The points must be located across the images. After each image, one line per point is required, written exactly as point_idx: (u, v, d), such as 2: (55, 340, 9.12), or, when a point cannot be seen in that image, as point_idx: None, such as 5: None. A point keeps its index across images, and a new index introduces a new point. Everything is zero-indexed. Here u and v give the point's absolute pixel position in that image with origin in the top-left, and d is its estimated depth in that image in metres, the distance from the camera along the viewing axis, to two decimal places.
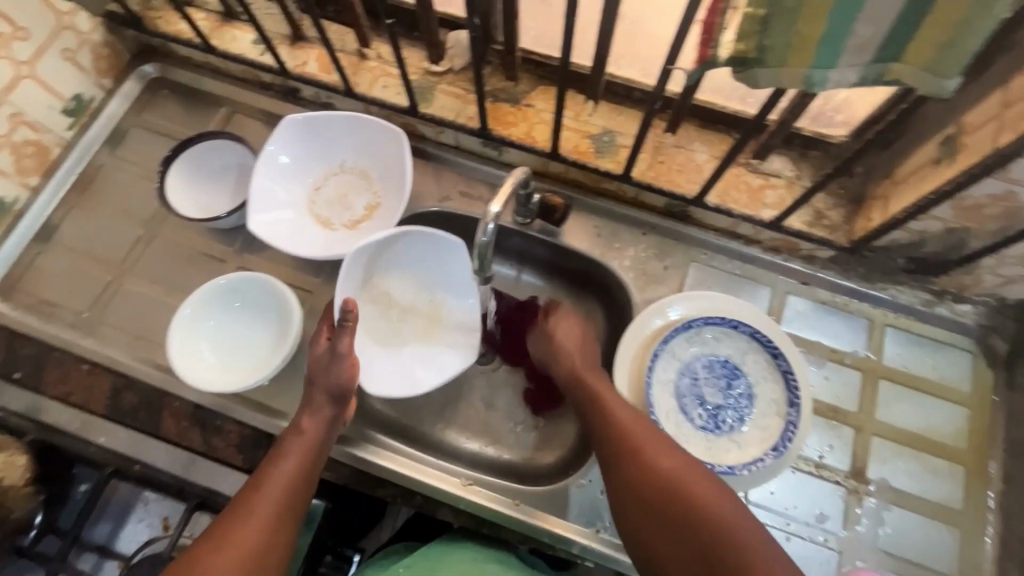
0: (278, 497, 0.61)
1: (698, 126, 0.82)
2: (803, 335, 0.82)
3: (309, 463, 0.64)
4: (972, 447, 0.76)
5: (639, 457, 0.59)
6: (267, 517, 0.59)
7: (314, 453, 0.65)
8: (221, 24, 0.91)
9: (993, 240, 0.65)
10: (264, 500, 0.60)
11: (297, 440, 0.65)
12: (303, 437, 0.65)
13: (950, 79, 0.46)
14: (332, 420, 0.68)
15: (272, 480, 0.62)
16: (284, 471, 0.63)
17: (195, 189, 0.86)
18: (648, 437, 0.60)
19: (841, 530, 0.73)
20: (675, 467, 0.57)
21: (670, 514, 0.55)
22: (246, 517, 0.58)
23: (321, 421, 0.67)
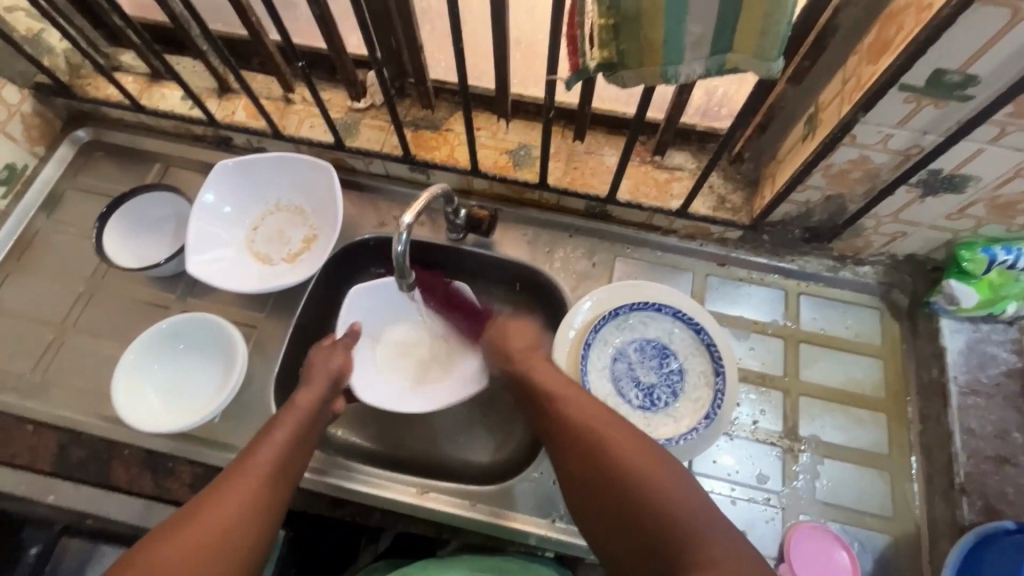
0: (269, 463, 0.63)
1: (604, 132, 0.90)
2: (726, 312, 0.87)
3: (301, 433, 0.67)
4: (891, 394, 0.82)
5: (583, 429, 0.63)
6: (254, 485, 0.60)
7: (307, 429, 0.68)
8: (150, 84, 0.95)
9: (864, 201, 0.73)
10: (257, 466, 0.62)
11: (288, 415, 0.68)
12: (296, 410, 0.69)
13: (775, 62, 0.53)
14: (323, 398, 0.72)
15: (266, 448, 0.64)
16: (278, 439, 0.65)
17: (133, 243, 0.89)
18: (593, 418, 0.63)
19: (782, 487, 0.77)
20: (620, 441, 0.60)
21: (617, 475, 0.57)
22: (239, 481, 0.60)
23: (314, 397, 0.71)
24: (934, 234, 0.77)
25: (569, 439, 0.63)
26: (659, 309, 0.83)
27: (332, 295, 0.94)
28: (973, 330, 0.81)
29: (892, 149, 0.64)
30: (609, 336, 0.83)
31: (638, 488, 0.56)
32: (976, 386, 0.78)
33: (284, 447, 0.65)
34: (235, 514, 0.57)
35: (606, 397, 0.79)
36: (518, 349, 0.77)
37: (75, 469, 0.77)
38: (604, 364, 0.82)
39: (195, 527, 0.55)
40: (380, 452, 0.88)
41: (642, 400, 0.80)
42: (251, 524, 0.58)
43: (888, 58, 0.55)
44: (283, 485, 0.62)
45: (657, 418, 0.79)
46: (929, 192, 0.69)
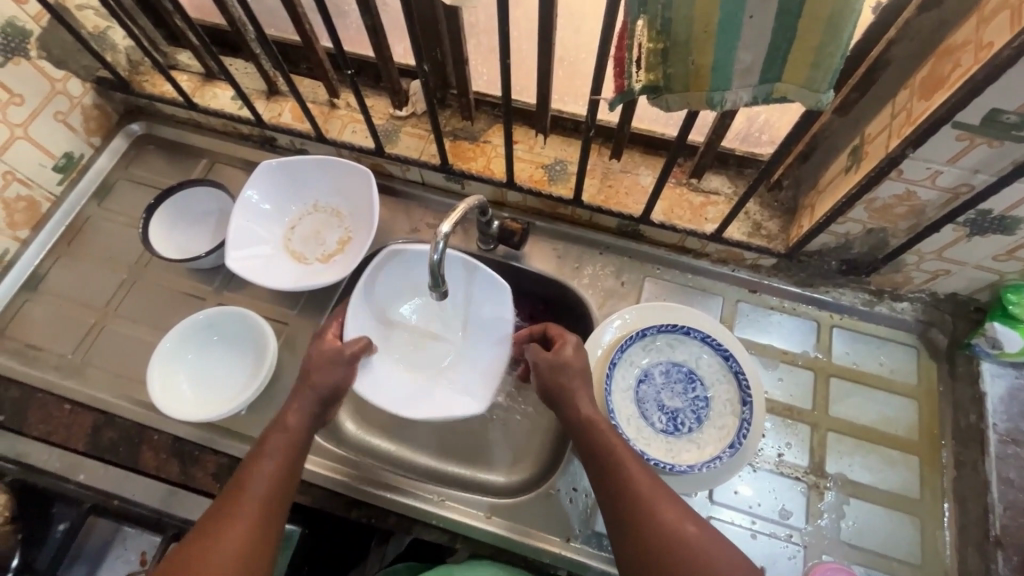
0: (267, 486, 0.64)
1: (641, 152, 0.90)
2: (755, 340, 0.86)
3: (291, 463, 0.67)
4: (925, 437, 0.80)
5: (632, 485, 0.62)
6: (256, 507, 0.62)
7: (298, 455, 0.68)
8: (203, 83, 0.99)
9: (907, 237, 0.72)
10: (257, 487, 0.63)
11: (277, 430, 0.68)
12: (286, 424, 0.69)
13: (825, 93, 0.52)
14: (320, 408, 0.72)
15: (262, 472, 0.64)
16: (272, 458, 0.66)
17: (176, 235, 0.92)
18: (641, 476, 0.63)
19: (805, 525, 0.75)
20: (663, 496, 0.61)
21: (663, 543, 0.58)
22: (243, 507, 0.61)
23: (302, 416, 0.70)
24: (980, 275, 0.75)
25: (613, 487, 0.63)
26: (690, 334, 0.83)
27: None
28: (1016, 376, 0.78)
29: (941, 186, 0.63)
30: (635, 357, 0.83)
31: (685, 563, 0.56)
32: (1017, 436, 0.75)
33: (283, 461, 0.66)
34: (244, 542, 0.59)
35: (629, 419, 0.79)
36: (555, 381, 0.71)
37: (107, 451, 0.79)
38: (628, 386, 0.81)
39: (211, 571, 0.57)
40: (398, 456, 0.89)
41: (664, 424, 0.80)
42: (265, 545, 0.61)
43: (942, 94, 0.54)
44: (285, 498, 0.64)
45: (680, 444, 0.78)
46: (977, 232, 0.67)
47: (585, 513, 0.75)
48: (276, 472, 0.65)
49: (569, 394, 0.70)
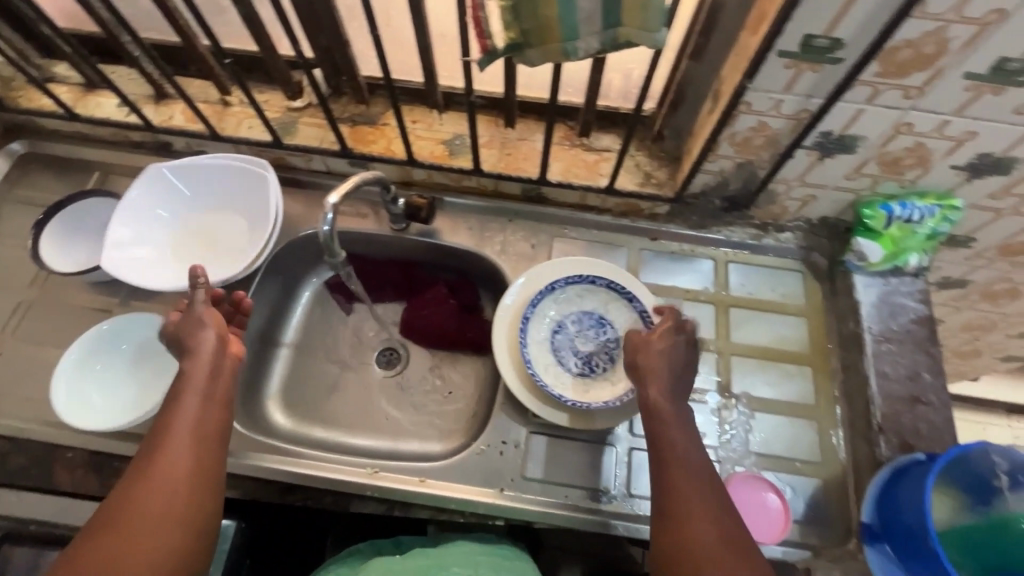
0: (181, 463, 0.60)
1: (535, 119, 0.94)
2: (659, 283, 0.92)
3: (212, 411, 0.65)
4: (815, 349, 0.88)
5: (672, 479, 0.63)
6: (169, 486, 0.58)
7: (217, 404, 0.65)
8: (85, 93, 0.96)
9: (771, 167, 0.79)
10: (170, 462, 0.59)
11: (192, 382, 0.65)
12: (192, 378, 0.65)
13: (660, 33, 0.57)
14: (218, 350, 0.68)
15: (171, 445, 0.60)
16: (180, 427, 0.62)
17: (71, 250, 0.88)
18: (690, 480, 0.63)
19: (718, 442, 0.81)
20: (701, 496, 0.62)
21: (685, 528, 0.60)
22: (152, 485, 0.58)
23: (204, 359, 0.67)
24: (840, 195, 0.83)
25: (664, 475, 0.64)
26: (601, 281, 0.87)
27: (280, 291, 0.96)
28: (884, 283, 0.87)
29: (786, 114, 0.70)
30: (551, 308, 0.87)
31: (696, 551, 0.59)
32: (889, 334, 0.84)
33: (196, 427, 0.62)
34: (161, 523, 0.57)
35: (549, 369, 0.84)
36: (671, 362, 0.70)
37: (17, 476, 0.76)
38: (547, 338, 0.85)
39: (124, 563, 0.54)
40: (334, 442, 0.90)
41: (581, 367, 0.85)
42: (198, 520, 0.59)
43: (764, 27, 0.61)
44: (214, 460, 0.62)
45: (595, 383, 0.83)
46: (826, 154, 0.75)
47: (515, 463, 0.78)
48: (187, 436, 0.61)
49: (648, 378, 0.69)
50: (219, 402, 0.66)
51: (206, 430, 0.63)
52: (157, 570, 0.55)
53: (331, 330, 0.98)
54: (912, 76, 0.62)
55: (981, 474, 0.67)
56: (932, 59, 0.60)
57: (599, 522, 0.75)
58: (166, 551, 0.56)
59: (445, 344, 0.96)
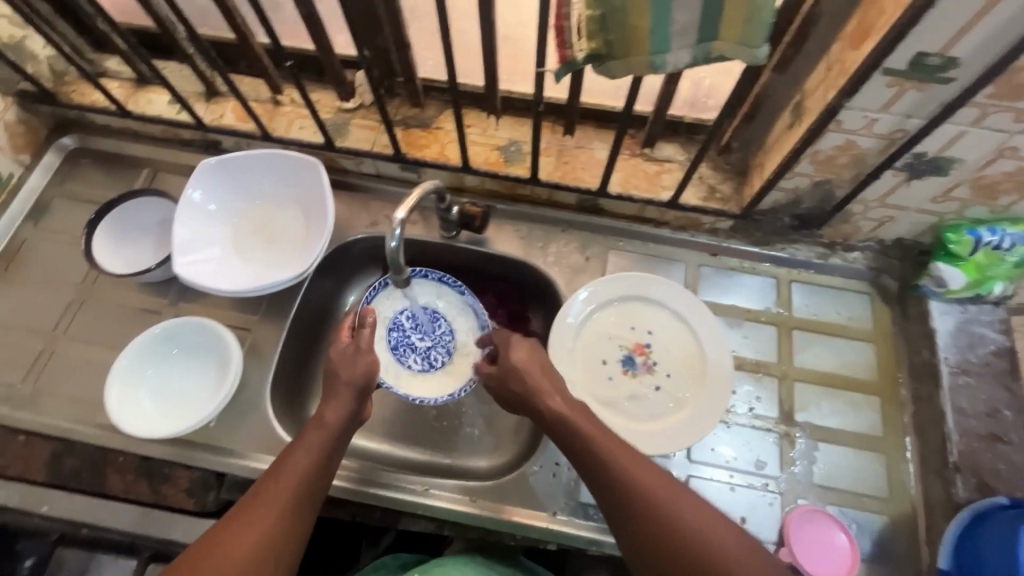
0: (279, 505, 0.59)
1: (594, 126, 0.90)
2: (719, 301, 0.88)
3: (326, 457, 0.64)
4: (884, 378, 0.83)
5: (619, 485, 0.60)
6: (264, 531, 0.57)
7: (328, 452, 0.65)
8: (136, 89, 0.95)
9: (852, 186, 0.74)
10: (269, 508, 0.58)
11: (317, 430, 0.65)
12: (321, 429, 0.65)
13: (760, 48, 0.53)
14: (352, 414, 0.68)
15: (279, 487, 0.60)
16: (291, 473, 0.61)
17: (122, 250, 0.88)
18: (649, 473, 0.61)
19: (780, 473, 0.78)
20: (657, 481, 0.60)
21: (656, 526, 0.57)
22: (250, 524, 0.57)
23: (341, 414, 0.67)
24: (922, 217, 0.78)
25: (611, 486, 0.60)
26: (656, 300, 0.85)
27: (327, 294, 0.94)
28: (962, 311, 0.82)
29: (878, 133, 0.65)
30: (603, 325, 0.85)
31: (682, 544, 0.56)
32: (967, 367, 0.79)
33: (309, 474, 0.62)
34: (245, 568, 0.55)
35: (603, 387, 0.81)
36: (532, 372, 0.69)
37: (69, 478, 0.76)
38: (599, 355, 0.83)
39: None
40: (381, 452, 0.88)
41: (421, 364, 0.88)
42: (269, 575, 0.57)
43: (870, 43, 0.56)
44: (310, 512, 0.61)
45: (442, 375, 0.88)
46: (915, 175, 0.70)
47: (568, 486, 0.76)
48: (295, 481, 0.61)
49: (535, 389, 0.68)
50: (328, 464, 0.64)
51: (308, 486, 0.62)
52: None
53: None
54: None
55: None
56: None
57: None
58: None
59: None
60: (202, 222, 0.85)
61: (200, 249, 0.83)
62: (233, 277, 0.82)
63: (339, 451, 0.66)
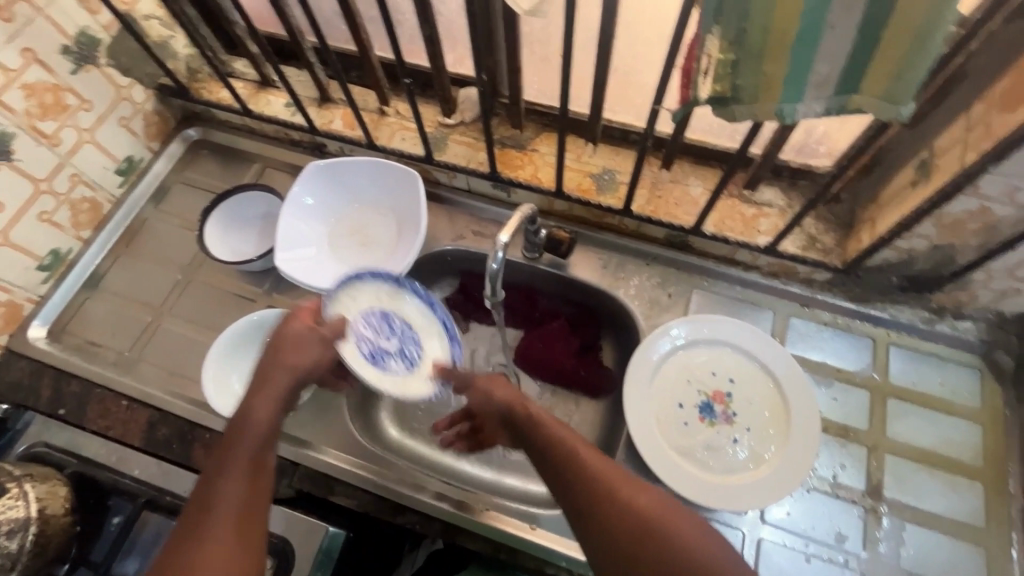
0: (231, 517, 0.53)
1: (691, 162, 0.89)
2: (809, 356, 0.84)
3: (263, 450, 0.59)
4: (991, 464, 0.76)
5: (618, 518, 0.54)
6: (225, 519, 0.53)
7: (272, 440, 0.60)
8: (257, 90, 1.02)
9: (977, 254, 0.69)
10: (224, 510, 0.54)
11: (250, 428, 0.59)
12: (255, 420, 0.60)
13: (904, 105, 0.51)
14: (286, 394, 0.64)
15: (225, 481, 0.55)
16: (229, 481, 0.55)
17: (230, 239, 0.94)
18: (636, 499, 0.55)
19: (862, 551, 0.72)
20: (655, 510, 0.55)
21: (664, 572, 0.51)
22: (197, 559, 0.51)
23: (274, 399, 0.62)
24: None
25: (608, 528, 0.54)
26: (741, 349, 0.82)
27: None
28: None
29: (1019, 203, 0.60)
30: (684, 369, 0.82)
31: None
32: None
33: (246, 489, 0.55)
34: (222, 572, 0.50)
35: (678, 433, 0.78)
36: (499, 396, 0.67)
37: (161, 447, 0.81)
38: (676, 397, 0.81)
39: None
40: (443, 463, 0.89)
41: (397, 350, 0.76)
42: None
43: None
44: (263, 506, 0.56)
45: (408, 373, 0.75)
46: None
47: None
48: (250, 471, 0.57)
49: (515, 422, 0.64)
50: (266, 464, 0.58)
51: (254, 494, 0.56)
52: None
53: None
54: None
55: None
56: None
57: None
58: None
59: (564, 383, 0.94)
60: (303, 221, 0.89)
61: (299, 248, 0.87)
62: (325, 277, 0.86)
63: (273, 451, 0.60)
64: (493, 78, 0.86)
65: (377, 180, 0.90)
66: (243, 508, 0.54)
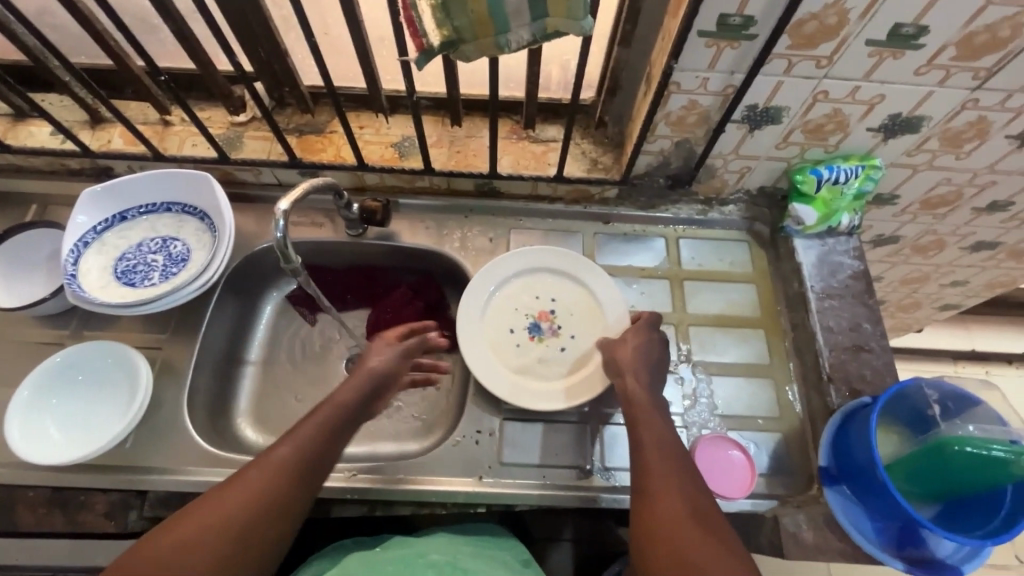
0: (293, 465, 0.61)
1: (481, 116, 0.96)
2: (616, 264, 0.96)
3: (339, 421, 0.68)
4: (767, 312, 0.93)
5: (646, 454, 0.67)
6: (276, 475, 0.59)
7: (349, 416, 0.69)
8: (14, 124, 0.93)
9: (706, 142, 0.83)
10: (277, 463, 0.60)
11: (329, 402, 0.69)
12: (338, 398, 0.70)
13: (588, 20, 0.61)
14: (370, 387, 0.73)
15: (299, 437, 0.64)
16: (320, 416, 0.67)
17: (12, 286, 0.86)
18: (665, 466, 0.65)
19: (683, 409, 0.85)
20: (675, 473, 0.64)
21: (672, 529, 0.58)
22: (233, 493, 0.57)
23: (355, 387, 0.72)
24: (773, 165, 0.88)
25: (643, 466, 0.66)
26: (555, 270, 0.91)
27: (240, 304, 0.95)
28: (822, 244, 0.92)
29: (713, 91, 0.74)
30: (511, 298, 0.90)
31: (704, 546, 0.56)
32: (830, 291, 0.89)
33: (305, 450, 0.63)
34: (242, 514, 0.55)
35: (512, 355, 0.86)
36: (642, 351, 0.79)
37: None
38: (507, 325, 0.88)
39: (194, 542, 0.52)
40: None
41: (166, 264, 0.85)
42: (271, 530, 0.57)
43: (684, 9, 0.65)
44: (309, 478, 0.62)
45: (166, 248, 0.87)
46: (753, 126, 0.79)
47: (491, 450, 0.80)
48: (317, 440, 0.64)
49: (632, 373, 0.76)
50: (339, 434, 0.67)
51: (317, 450, 0.64)
52: (240, 539, 0.54)
53: (298, 343, 0.99)
54: (821, 46, 0.66)
55: (918, 407, 0.72)
56: (837, 29, 0.64)
57: (578, 498, 0.77)
58: (233, 542, 0.54)
59: None
60: (96, 250, 0.85)
61: (93, 275, 0.82)
62: (127, 297, 0.81)
63: (353, 429, 0.70)
64: (267, 66, 0.86)
65: (171, 189, 0.87)
66: (304, 462, 0.62)
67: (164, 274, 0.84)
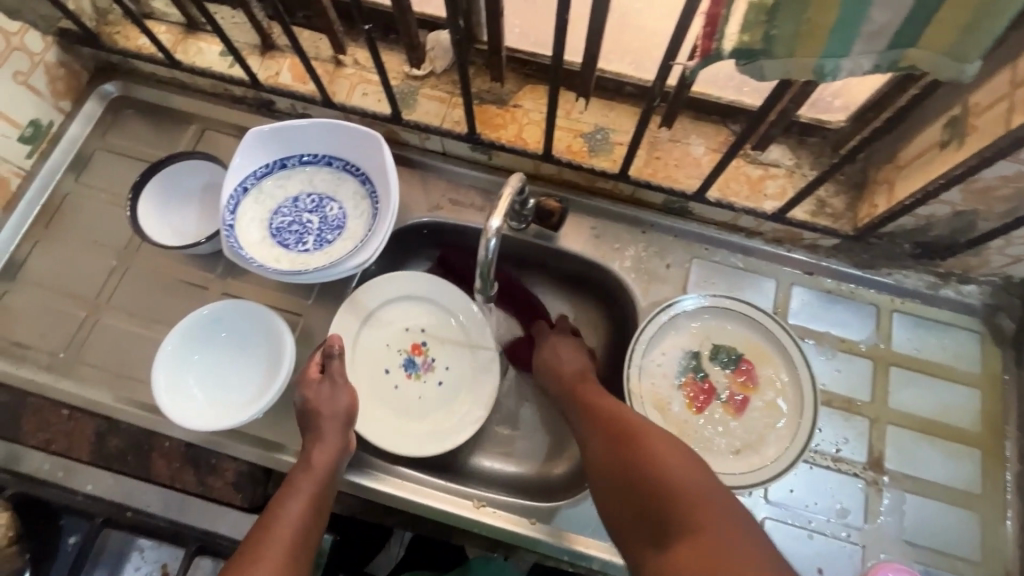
0: (284, 550, 0.57)
1: (693, 118, 0.80)
2: (812, 327, 0.80)
3: (321, 495, 0.63)
4: (989, 430, 0.76)
5: (635, 449, 0.59)
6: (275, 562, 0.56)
7: (326, 486, 0.64)
8: (185, 35, 0.86)
9: (1003, 221, 0.64)
10: (271, 552, 0.56)
11: (309, 477, 0.63)
12: (315, 469, 0.64)
13: (967, 63, 0.44)
14: (342, 449, 0.67)
15: (282, 523, 0.59)
16: (294, 512, 0.60)
17: (169, 217, 0.81)
18: (653, 442, 0.59)
19: (862, 523, 0.72)
20: (663, 446, 0.58)
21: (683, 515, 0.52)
22: None
23: (332, 452, 0.66)
24: None
25: (621, 458, 0.59)
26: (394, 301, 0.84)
27: (380, 277, 0.88)
28: None
29: None
30: (385, 325, 0.84)
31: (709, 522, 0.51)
32: None
33: (297, 533, 0.59)
34: None
35: (417, 406, 0.81)
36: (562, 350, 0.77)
37: (115, 460, 0.73)
38: (671, 370, 0.78)
39: None
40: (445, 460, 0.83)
41: (320, 229, 0.78)
42: None
43: None
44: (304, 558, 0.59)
45: (322, 209, 0.79)
46: None
47: None
48: (299, 517, 0.60)
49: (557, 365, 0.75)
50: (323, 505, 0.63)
51: (307, 525, 0.60)
52: None
53: None
54: None
55: None
56: None
57: None
58: None
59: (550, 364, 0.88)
60: (252, 199, 0.78)
61: (249, 229, 0.77)
62: (282, 261, 0.76)
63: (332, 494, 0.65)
64: (468, 20, 0.73)
65: (337, 144, 0.78)
66: (294, 541, 0.58)
67: (320, 240, 0.78)
